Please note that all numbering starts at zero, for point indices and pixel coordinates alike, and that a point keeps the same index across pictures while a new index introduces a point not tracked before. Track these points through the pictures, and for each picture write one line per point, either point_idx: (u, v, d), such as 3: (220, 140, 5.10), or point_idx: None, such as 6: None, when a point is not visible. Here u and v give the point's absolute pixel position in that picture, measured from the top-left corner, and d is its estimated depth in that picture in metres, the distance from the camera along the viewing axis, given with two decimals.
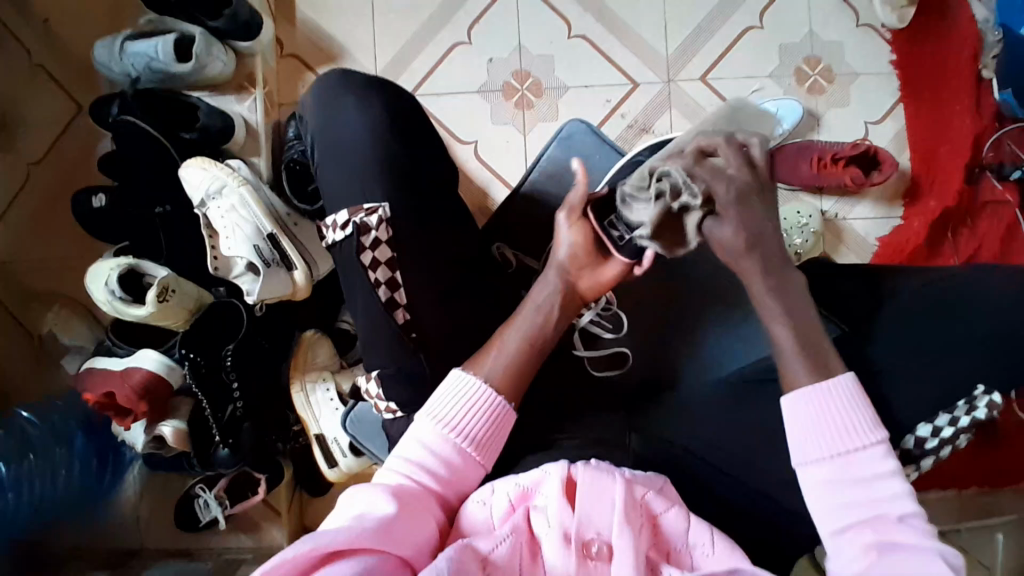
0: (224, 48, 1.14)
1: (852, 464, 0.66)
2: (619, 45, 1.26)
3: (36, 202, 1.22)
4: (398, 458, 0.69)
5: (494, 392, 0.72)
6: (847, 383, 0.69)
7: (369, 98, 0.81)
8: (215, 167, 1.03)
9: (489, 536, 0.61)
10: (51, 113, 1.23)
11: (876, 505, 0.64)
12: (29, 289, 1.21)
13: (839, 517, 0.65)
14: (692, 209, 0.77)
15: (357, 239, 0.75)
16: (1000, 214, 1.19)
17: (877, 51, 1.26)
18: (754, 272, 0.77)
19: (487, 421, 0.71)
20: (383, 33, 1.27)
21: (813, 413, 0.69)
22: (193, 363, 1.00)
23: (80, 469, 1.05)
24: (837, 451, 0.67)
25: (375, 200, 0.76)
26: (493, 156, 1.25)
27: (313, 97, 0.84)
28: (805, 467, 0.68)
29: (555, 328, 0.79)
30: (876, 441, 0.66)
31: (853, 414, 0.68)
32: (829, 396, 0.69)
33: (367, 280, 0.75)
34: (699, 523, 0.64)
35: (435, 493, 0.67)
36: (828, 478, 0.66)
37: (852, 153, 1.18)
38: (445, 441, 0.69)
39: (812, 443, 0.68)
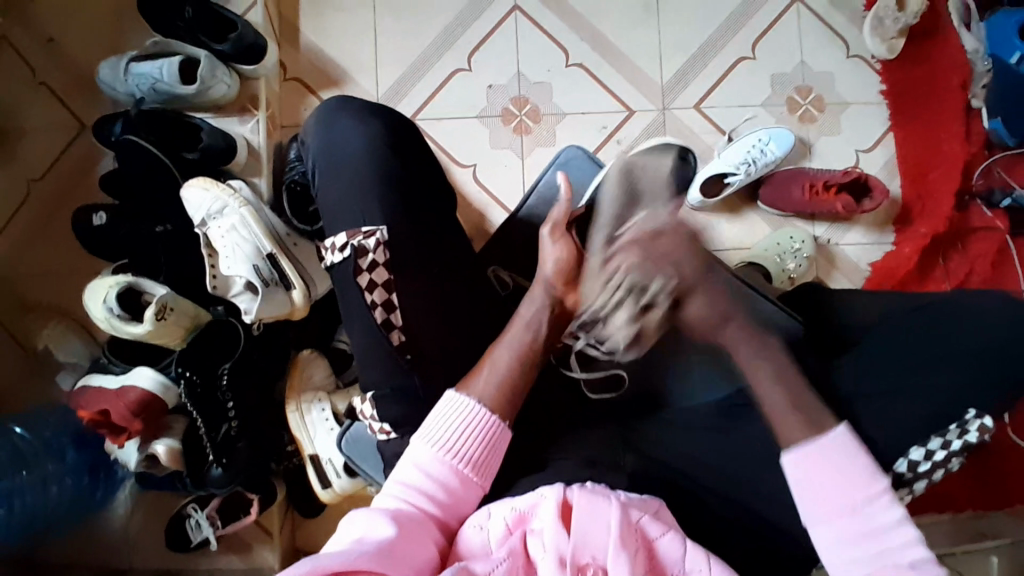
0: (228, 70, 1.17)
1: (860, 519, 0.66)
2: (615, 73, 1.29)
3: (38, 219, 1.23)
4: (396, 482, 0.69)
5: (489, 411, 0.72)
6: (842, 435, 0.69)
7: (370, 121, 0.83)
8: (218, 188, 1.04)
9: (486, 558, 0.61)
10: (57, 132, 1.25)
11: (888, 554, 0.65)
12: (27, 305, 1.21)
13: (854, 571, 0.65)
14: (659, 303, 0.81)
15: (355, 260, 0.76)
16: (991, 240, 1.21)
17: (866, 82, 1.29)
18: (738, 341, 0.79)
19: (483, 442, 0.71)
20: (385, 58, 1.29)
21: (814, 474, 0.68)
22: (189, 382, 0.99)
23: (71, 484, 1.04)
24: (844, 509, 0.66)
25: (374, 224, 0.77)
26: (490, 179, 1.27)
27: (315, 119, 0.86)
28: (816, 528, 0.67)
29: (546, 343, 0.80)
30: (880, 493, 0.67)
31: (853, 467, 0.68)
32: (828, 455, 0.68)
33: (364, 301, 0.76)
34: (695, 548, 0.63)
35: (434, 517, 0.68)
36: (838, 535, 0.66)
37: (843, 180, 1.20)
38: (442, 464, 0.69)
39: (816, 503, 0.68)
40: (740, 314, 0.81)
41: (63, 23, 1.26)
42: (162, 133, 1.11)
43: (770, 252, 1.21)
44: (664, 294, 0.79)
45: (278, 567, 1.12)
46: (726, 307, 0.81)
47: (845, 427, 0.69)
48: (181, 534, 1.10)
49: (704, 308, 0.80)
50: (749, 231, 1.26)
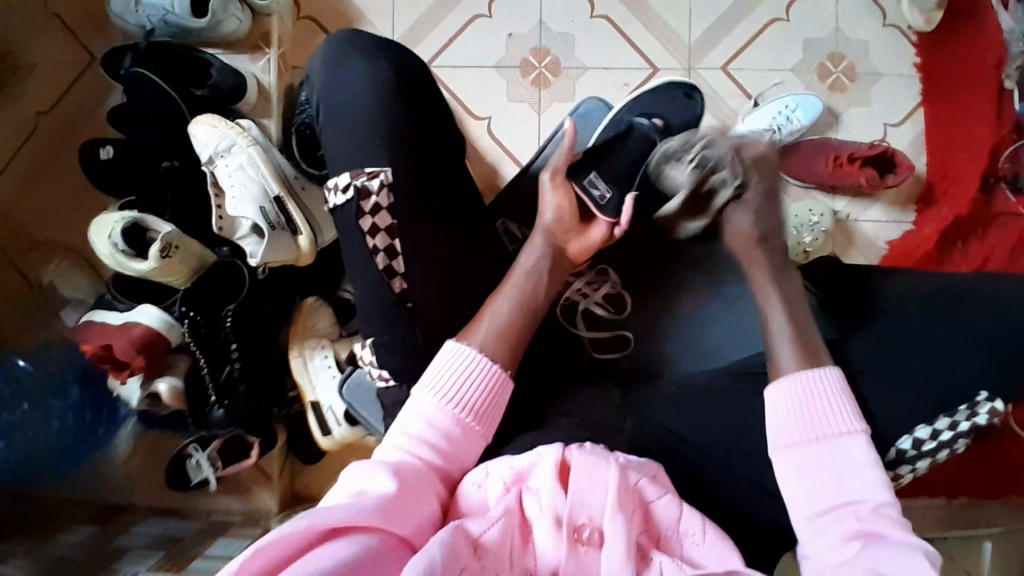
0: (241, 5, 1.12)
1: (827, 449, 0.65)
2: (641, 28, 1.23)
3: (41, 149, 1.20)
4: (400, 434, 0.68)
5: (490, 360, 0.71)
6: (831, 373, 0.69)
7: (382, 58, 0.79)
8: (225, 125, 1.01)
9: (481, 518, 0.60)
10: (62, 60, 1.21)
11: (848, 488, 0.63)
12: (33, 237, 1.20)
13: (815, 501, 0.64)
14: (725, 190, 0.81)
15: (358, 204, 0.74)
16: (1013, 226, 1.18)
17: (902, 52, 1.24)
18: (758, 265, 0.79)
19: (486, 392, 0.71)
20: (402, 0, 1.24)
21: (795, 403, 0.68)
22: (193, 322, 1.00)
23: (74, 422, 1.04)
24: (815, 438, 0.66)
25: (378, 165, 0.75)
26: (505, 134, 1.23)
27: (324, 53, 0.81)
28: (779, 451, 0.67)
29: (547, 295, 0.79)
30: (856, 429, 0.66)
31: (835, 403, 0.67)
32: (813, 388, 0.68)
33: (366, 245, 0.74)
34: (691, 511, 0.63)
35: (437, 468, 0.67)
36: (802, 461, 0.66)
37: (868, 154, 1.17)
38: (445, 413, 0.69)
39: (787, 431, 0.67)
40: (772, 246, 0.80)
41: None
42: (171, 68, 1.08)
43: (788, 225, 1.17)
44: (730, 181, 0.80)
45: (276, 509, 1.15)
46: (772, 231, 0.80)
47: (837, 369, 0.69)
48: (182, 473, 1.11)
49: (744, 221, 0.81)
50: None
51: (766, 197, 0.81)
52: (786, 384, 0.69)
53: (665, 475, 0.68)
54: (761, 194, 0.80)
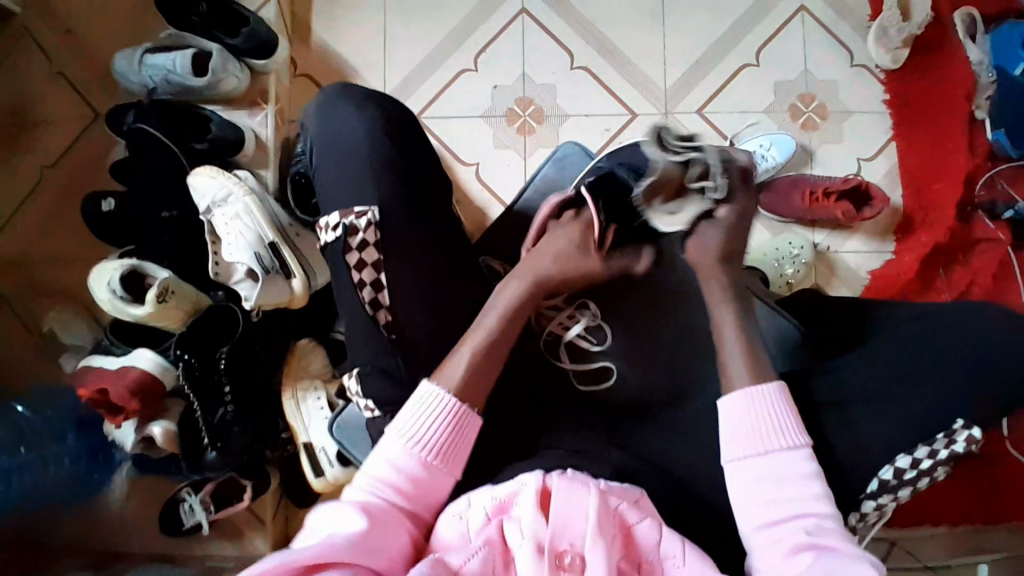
0: (240, 65, 1.20)
1: (778, 465, 0.70)
2: (618, 76, 1.30)
3: (46, 203, 1.26)
4: (367, 473, 0.70)
5: (454, 399, 0.72)
6: (773, 391, 0.74)
7: (366, 107, 0.84)
8: (224, 176, 1.06)
9: (461, 550, 0.62)
10: (70, 118, 1.28)
11: (797, 500, 0.69)
12: (35, 285, 1.23)
13: (764, 512, 0.69)
14: (707, 195, 0.81)
15: (345, 239, 0.77)
16: (994, 252, 1.20)
17: (869, 91, 1.30)
18: (720, 308, 0.81)
19: (449, 430, 0.72)
20: (394, 58, 1.32)
21: (744, 418, 0.73)
22: (187, 364, 0.99)
23: (70, 465, 1.06)
24: (761, 449, 0.71)
25: (366, 203, 0.79)
26: (493, 178, 1.28)
27: (313, 107, 0.87)
28: (733, 465, 0.72)
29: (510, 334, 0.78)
30: (801, 444, 0.71)
31: (778, 419, 0.72)
32: (758, 404, 0.73)
33: (351, 281, 0.78)
34: (670, 534, 0.66)
35: (402, 507, 0.68)
36: (750, 473, 0.71)
37: (843, 188, 1.21)
38: (409, 454, 0.70)
39: (737, 441, 0.72)
40: (730, 268, 0.82)
41: (82, 14, 1.30)
42: (174, 123, 1.13)
43: (769, 257, 1.21)
44: (710, 189, 0.80)
45: (269, 554, 1.14)
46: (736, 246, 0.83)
47: (779, 385, 0.74)
48: (174, 518, 1.10)
49: (707, 238, 0.82)
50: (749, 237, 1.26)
51: (740, 215, 0.82)
52: (732, 402, 0.74)
53: (647, 499, 0.70)
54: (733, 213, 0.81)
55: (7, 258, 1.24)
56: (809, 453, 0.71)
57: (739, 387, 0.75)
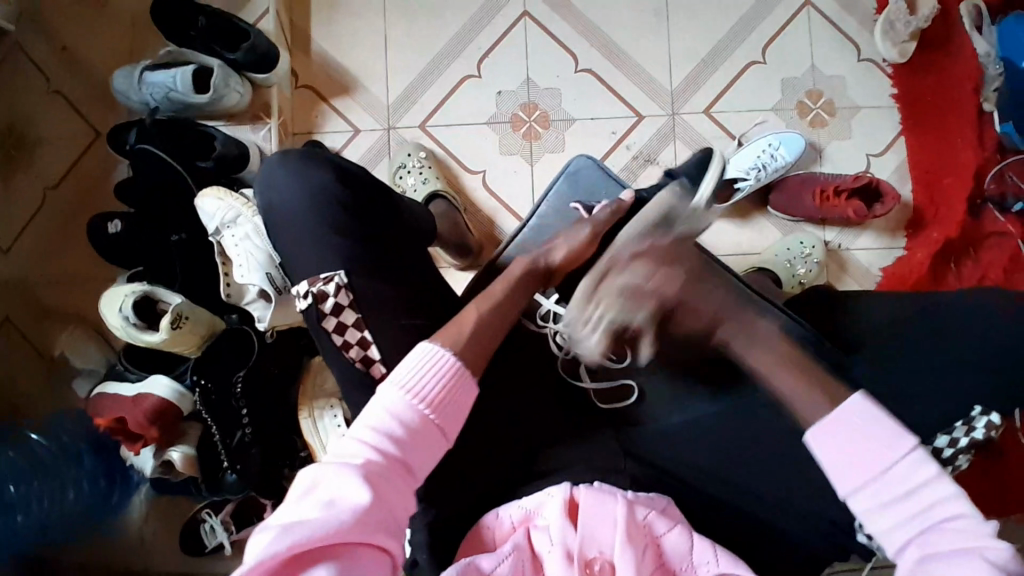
0: (241, 79, 1.19)
1: (894, 480, 0.61)
2: (623, 78, 1.29)
3: (50, 225, 1.25)
4: (363, 426, 0.65)
5: (454, 358, 0.70)
6: (856, 402, 0.65)
7: (312, 177, 0.81)
8: (231, 197, 1.05)
9: (492, 555, 0.64)
10: (71, 138, 1.27)
11: (924, 510, 0.60)
12: (43, 308, 1.23)
13: (901, 532, 0.60)
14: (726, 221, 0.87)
15: (317, 307, 0.76)
16: (1003, 245, 1.20)
17: (877, 86, 1.29)
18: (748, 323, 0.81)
19: (446, 387, 0.68)
20: (395, 66, 1.30)
21: (846, 441, 0.64)
22: (204, 390, 1.01)
23: (89, 490, 1.07)
24: (876, 470, 0.61)
25: (331, 268, 0.77)
26: (500, 186, 1.27)
27: (263, 179, 0.83)
28: (852, 498, 0.62)
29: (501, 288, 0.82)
30: (910, 446, 0.61)
31: (875, 431, 0.63)
32: (855, 422, 0.64)
33: (334, 343, 0.76)
34: (701, 541, 0.67)
35: (399, 461, 0.63)
36: (876, 501, 0.61)
37: (854, 186, 1.19)
38: (407, 406, 0.66)
39: (846, 471, 0.63)
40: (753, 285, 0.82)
41: (77, 32, 1.28)
42: (176, 142, 1.12)
43: (781, 258, 1.20)
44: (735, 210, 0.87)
45: None
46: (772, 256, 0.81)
47: (860, 394, 0.66)
48: (196, 539, 1.10)
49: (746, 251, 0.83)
50: (760, 237, 1.26)
51: None
52: (826, 430, 0.65)
53: (675, 508, 0.72)
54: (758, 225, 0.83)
55: (15, 283, 1.23)
56: (923, 453, 0.61)
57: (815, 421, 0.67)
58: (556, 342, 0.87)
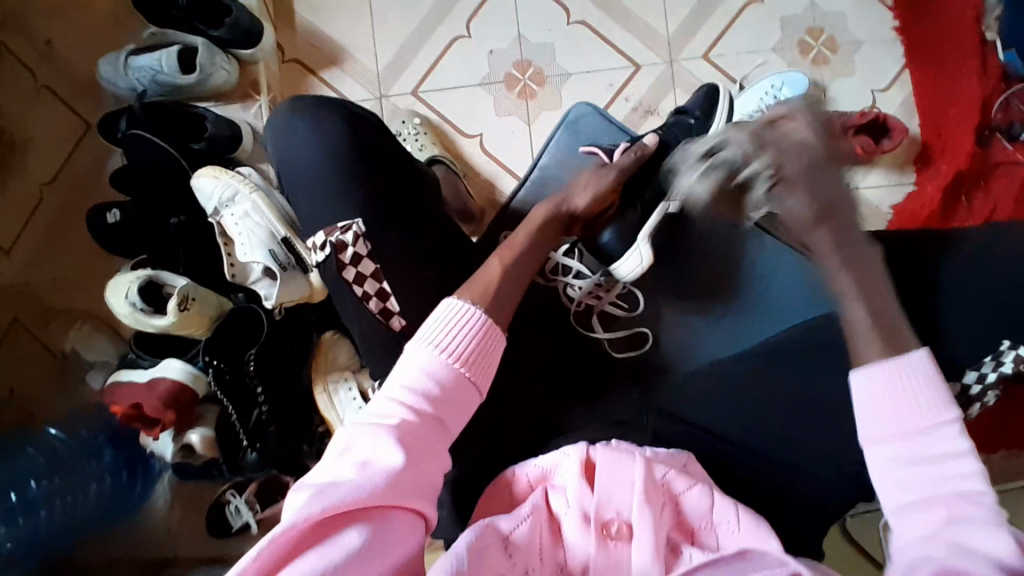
0: (227, 57, 1.17)
1: (923, 440, 0.60)
2: (617, 28, 1.25)
3: (49, 222, 1.24)
4: (394, 385, 0.65)
5: (481, 313, 0.69)
6: (919, 359, 0.63)
7: (330, 121, 0.80)
8: (227, 175, 1.04)
9: (511, 516, 0.64)
10: (62, 132, 1.25)
11: (945, 480, 0.58)
12: (51, 305, 1.22)
13: (907, 491, 0.59)
14: (759, 183, 0.75)
15: (336, 257, 0.75)
16: (1014, 174, 1.16)
17: (879, 17, 1.25)
18: (824, 245, 0.71)
19: (477, 341, 0.68)
20: (383, 32, 1.27)
21: (891, 386, 0.62)
22: (217, 370, 1.00)
23: (111, 482, 1.08)
24: (912, 428, 0.60)
25: (348, 218, 0.76)
26: (498, 148, 1.25)
27: (273, 130, 0.83)
28: (871, 447, 0.62)
29: (525, 234, 0.81)
30: (949, 418, 0.60)
31: (922, 394, 0.62)
32: (902, 379, 0.62)
33: (355, 295, 0.75)
34: (722, 500, 0.66)
35: (433, 418, 0.64)
36: (894, 456, 0.60)
37: (860, 122, 1.15)
38: (438, 363, 0.66)
39: (877, 422, 0.62)
40: (832, 218, 0.71)
41: (58, 22, 1.26)
42: (165, 126, 1.11)
43: None
44: (762, 175, 0.74)
45: None
46: (831, 201, 0.71)
47: (928, 350, 0.63)
48: (222, 520, 1.12)
49: (795, 208, 0.72)
50: None
51: (813, 166, 0.71)
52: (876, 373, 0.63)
53: (696, 465, 0.73)
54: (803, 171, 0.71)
55: (18, 283, 1.23)
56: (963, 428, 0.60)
57: (870, 361, 0.65)
58: (568, 294, 0.93)
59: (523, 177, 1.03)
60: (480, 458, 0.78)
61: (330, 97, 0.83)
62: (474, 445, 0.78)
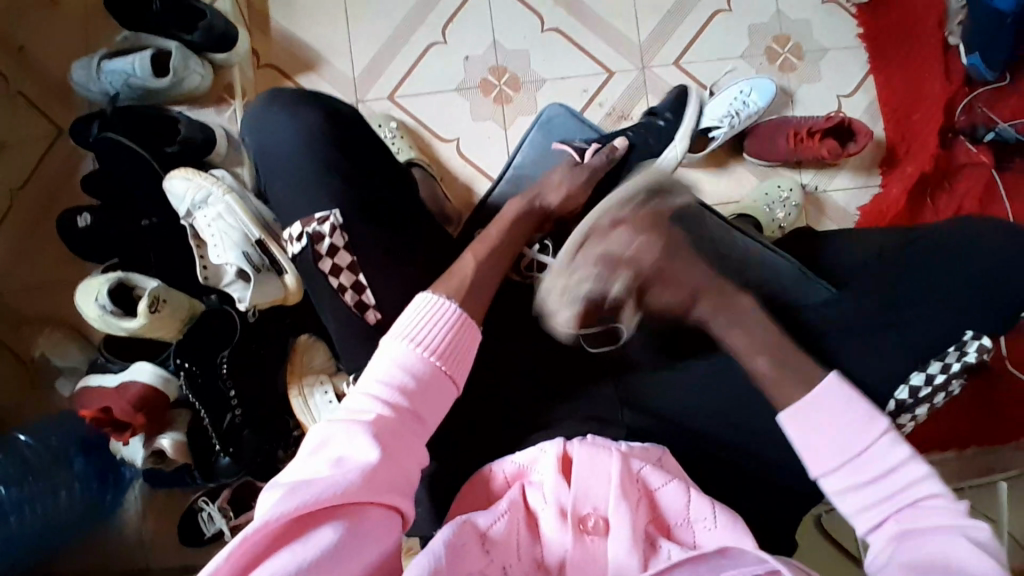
0: (201, 61, 1.17)
1: (867, 461, 0.65)
2: (590, 35, 1.28)
3: (18, 227, 1.22)
4: (369, 380, 0.65)
5: (457, 308, 0.70)
6: (834, 385, 0.69)
7: (304, 118, 0.80)
8: (200, 176, 1.03)
9: (488, 512, 0.64)
10: (32, 137, 1.23)
11: (897, 491, 0.64)
12: (19, 313, 1.20)
13: (868, 513, 0.64)
14: None
15: (313, 248, 0.75)
16: (978, 174, 1.21)
17: (843, 25, 1.29)
18: None
19: (452, 336, 0.69)
20: (359, 37, 1.28)
21: (815, 423, 0.68)
22: (189, 373, 0.99)
23: (81, 490, 1.06)
24: (856, 450, 0.65)
25: (326, 208, 0.76)
26: (474, 152, 1.26)
27: (247, 128, 0.83)
28: (823, 479, 0.66)
29: (501, 230, 0.84)
30: (882, 433, 0.65)
31: (847, 418, 0.67)
32: (825, 408, 0.68)
33: (331, 285, 0.76)
34: (699, 497, 0.67)
35: (409, 412, 0.64)
36: (846, 480, 0.65)
37: (827, 126, 1.19)
38: (414, 357, 0.66)
39: (822, 454, 0.66)
40: None
41: (28, 27, 1.25)
42: (141, 129, 1.10)
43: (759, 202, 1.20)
44: None
45: None
46: None
47: (837, 373, 0.69)
48: (194, 529, 1.09)
49: None
50: (738, 184, 1.25)
51: None
52: (796, 419, 0.69)
53: (671, 458, 0.73)
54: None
55: None
56: (898, 437, 0.65)
57: (789, 403, 0.70)
58: None
59: (499, 174, 1.06)
60: (455, 453, 0.78)
61: (305, 92, 0.83)
62: (449, 440, 0.78)
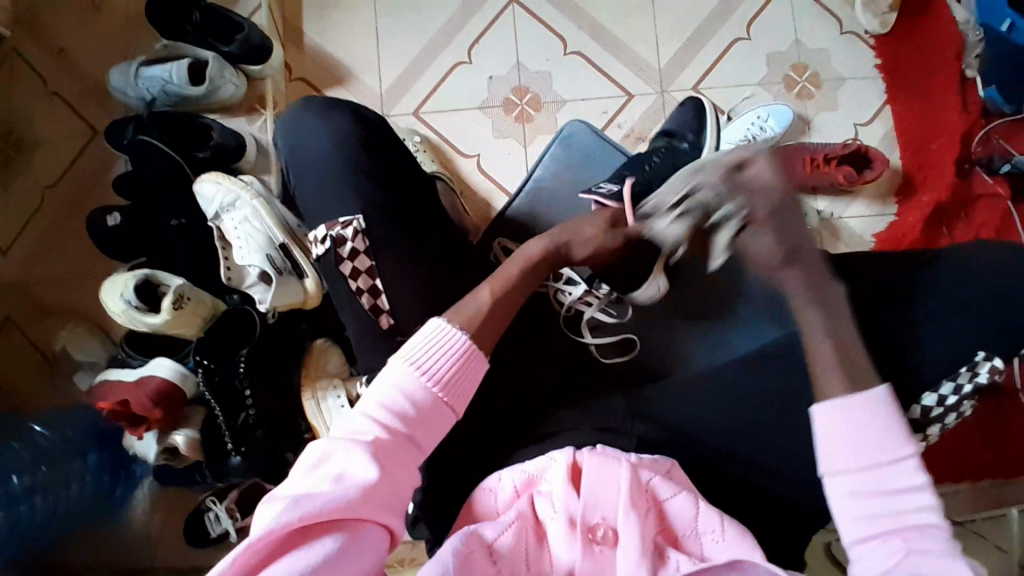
0: (236, 72, 1.21)
1: (884, 475, 0.64)
2: (612, 59, 1.31)
3: (49, 224, 1.26)
4: (369, 401, 0.65)
5: (466, 337, 0.69)
6: (881, 396, 0.66)
7: (335, 125, 0.83)
8: (230, 180, 1.06)
9: (496, 524, 0.64)
10: (70, 138, 1.28)
11: (903, 514, 0.63)
12: (44, 306, 1.23)
13: (864, 525, 0.63)
14: (727, 225, 0.81)
15: (335, 251, 0.77)
16: (992, 206, 1.21)
17: (862, 56, 1.31)
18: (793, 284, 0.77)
19: (457, 365, 0.68)
20: (387, 55, 1.32)
21: (850, 424, 0.66)
22: (207, 371, 0.99)
23: (92, 483, 1.08)
24: (875, 463, 0.64)
25: (349, 213, 0.78)
26: (493, 167, 1.29)
27: (279, 132, 0.85)
28: (830, 477, 0.66)
29: (522, 269, 0.79)
30: (908, 455, 0.64)
31: (882, 431, 0.65)
32: (863, 414, 0.66)
33: (349, 288, 0.77)
34: (708, 510, 0.66)
35: (404, 437, 0.64)
36: (854, 488, 0.64)
37: (842, 153, 1.21)
38: (416, 385, 0.66)
39: (844, 452, 0.65)
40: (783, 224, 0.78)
41: (74, 34, 1.30)
42: (174, 131, 1.13)
43: None
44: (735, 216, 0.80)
45: None
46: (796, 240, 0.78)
47: (888, 388, 0.67)
48: (200, 529, 1.09)
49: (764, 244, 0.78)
50: None
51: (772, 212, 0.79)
52: (836, 413, 0.66)
53: (681, 471, 0.73)
54: (769, 215, 0.78)
55: (13, 282, 1.24)
56: (919, 463, 0.64)
57: (827, 397, 0.68)
58: (559, 300, 0.94)
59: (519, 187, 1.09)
60: (465, 457, 0.78)
61: (339, 100, 0.86)
62: (459, 444, 0.79)
